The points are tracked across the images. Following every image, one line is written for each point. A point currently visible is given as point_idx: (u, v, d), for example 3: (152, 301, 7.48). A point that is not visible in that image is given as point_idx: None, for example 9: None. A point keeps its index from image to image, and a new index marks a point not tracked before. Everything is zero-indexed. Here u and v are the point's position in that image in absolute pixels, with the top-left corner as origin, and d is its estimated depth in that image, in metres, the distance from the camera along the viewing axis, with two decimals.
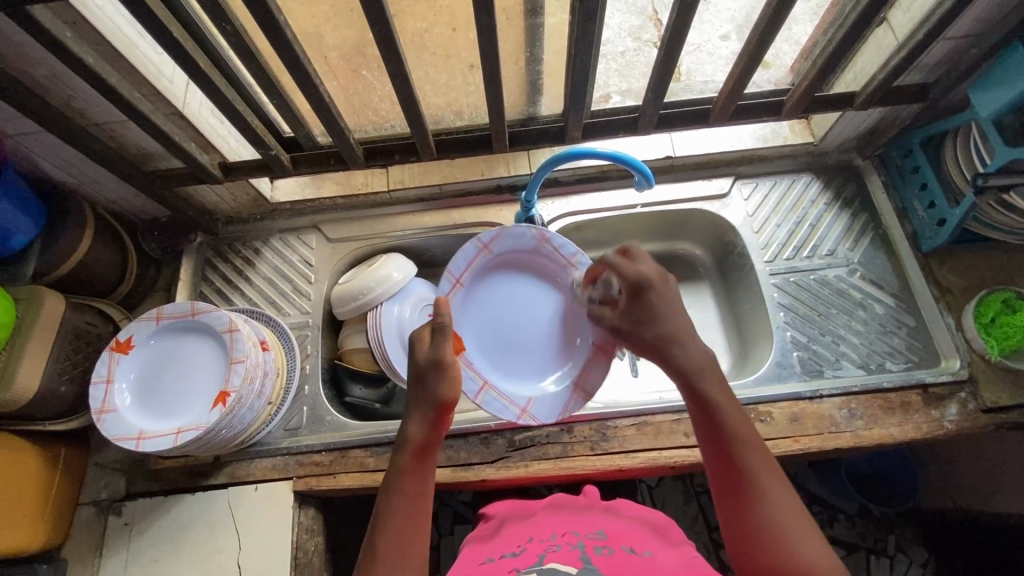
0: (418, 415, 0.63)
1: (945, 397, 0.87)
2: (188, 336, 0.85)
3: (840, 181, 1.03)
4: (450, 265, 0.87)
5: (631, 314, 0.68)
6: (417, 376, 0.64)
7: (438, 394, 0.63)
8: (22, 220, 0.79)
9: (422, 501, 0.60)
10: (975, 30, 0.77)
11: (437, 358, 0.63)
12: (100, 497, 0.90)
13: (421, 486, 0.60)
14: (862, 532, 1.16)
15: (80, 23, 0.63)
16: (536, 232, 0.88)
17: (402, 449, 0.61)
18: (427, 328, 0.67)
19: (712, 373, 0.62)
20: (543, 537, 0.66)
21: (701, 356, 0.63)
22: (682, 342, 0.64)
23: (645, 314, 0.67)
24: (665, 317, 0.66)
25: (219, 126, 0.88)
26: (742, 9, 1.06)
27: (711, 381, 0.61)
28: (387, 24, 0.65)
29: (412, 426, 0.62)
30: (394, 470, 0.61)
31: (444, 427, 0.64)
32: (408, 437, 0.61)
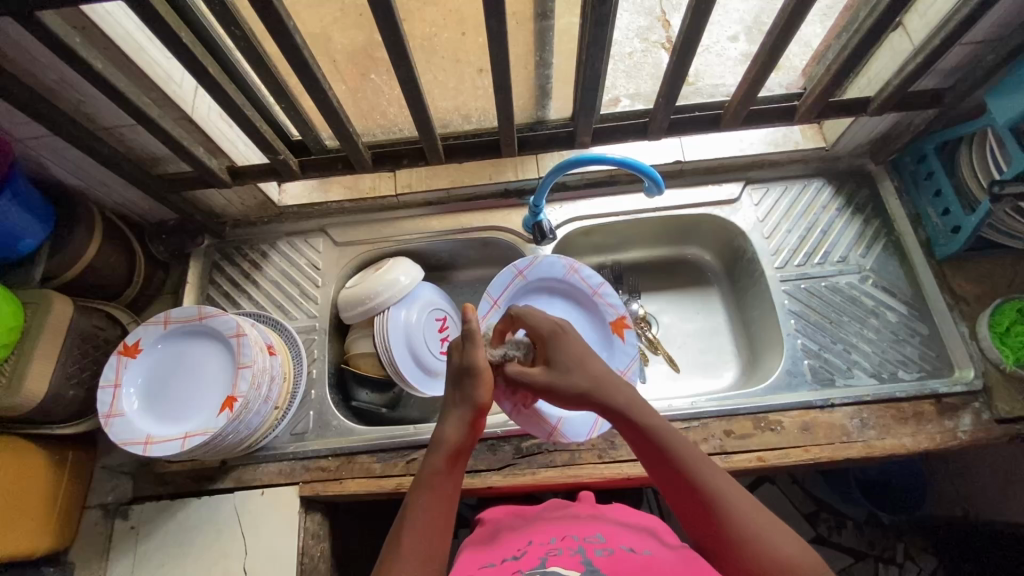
0: (455, 418, 0.63)
1: (959, 407, 0.86)
2: (195, 340, 0.85)
3: (852, 187, 1.02)
4: (489, 287, 0.93)
5: (551, 359, 0.66)
6: (455, 382, 0.65)
7: (471, 399, 0.63)
8: (31, 224, 0.79)
9: (448, 504, 0.60)
10: (993, 35, 0.76)
11: (470, 365, 0.64)
12: (107, 500, 0.90)
13: (451, 487, 0.61)
14: (870, 539, 1.15)
15: (90, 28, 0.63)
16: (566, 262, 0.95)
17: (435, 450, 0.61)
18: (458, 337, 0.67)
19: (638, 398, 0.64)
20: (543, 541, 0.66)
21: (622, 385, 0.65)
22: (599, 379, 0.65)
23: (567, 356, 0.66)
24: (582, 351, 0.67)
25: (228, 130, 0.88)
26: (751, 10, 1.04)
27: (643, 407, 0.63)
28: (396, 28, 0.65)
29: (448, 429, 0.62)
30: (425, 471, 0.61)
31: (478, 432, 0.64)
32: (444, 439, 0.62)
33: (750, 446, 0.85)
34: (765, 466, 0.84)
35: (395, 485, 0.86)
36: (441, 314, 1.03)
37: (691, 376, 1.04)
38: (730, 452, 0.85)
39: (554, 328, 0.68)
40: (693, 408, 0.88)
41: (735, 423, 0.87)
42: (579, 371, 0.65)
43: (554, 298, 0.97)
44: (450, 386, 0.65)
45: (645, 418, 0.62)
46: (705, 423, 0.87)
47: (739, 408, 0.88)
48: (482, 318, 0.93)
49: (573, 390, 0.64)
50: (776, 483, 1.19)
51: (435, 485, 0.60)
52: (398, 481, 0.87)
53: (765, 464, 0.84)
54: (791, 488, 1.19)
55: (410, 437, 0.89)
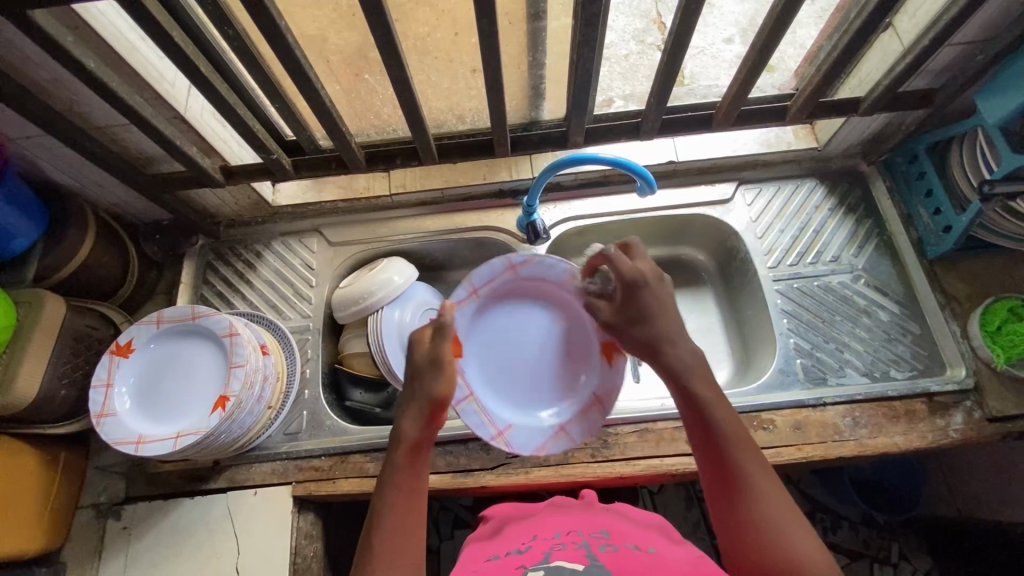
0: (412, 413, 0.63)
1: (951, 405, 0.87)
2: (188, 339, 0.85)
3: (845, 187, 1.03)
4: (473, 273, 0.83)
5: (624, 308, 0.68)
6: (419, 374, 0.65)
7: (427, 393, 0.63)
8: (23, 223, 0.79)
9: (415, 502, 0.60)
10: (981, 36, 0.77)
11: (435, 358, 0.64)
12: (99, 500, 0.90)
13: (414, 482, 0.60)
14: (865, 539, 1.15)
15: (81, 27, 0.63)
16: (569, 267, 0.83)
17: (395, 447, 0.61)
18: (428, 327, 0.67)
19: (702, 368, 0.63)
20: (547, 535, 0.66)
21: (688, 349, 0.64)
22: (671, 340, 0.64)
23: (637, 310, 0.67)
24: (660, 310, 0.66)
25: (221, 130, 0.88)
26: (746, 12, 1.05)
27: (707, 380, 0.62)
28: (388, 29, 0.65)
29: (406, 423, 0.62)
30: (388, 468, 0.61)
31: (438, 425, 0.64)
32: (404, 435, 0.62)
33: None
34: None
35: None
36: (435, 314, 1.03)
37: None
38: None
39: (640, 276, 0.67)
40: None
41: None
42: (645, 325, 0.66)
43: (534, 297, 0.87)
44: (411, 380, 0.65)
45: (702, 391, 0.61)
46: None
47: (731, 407, 0.88)
48: (456, 306, 0.82)
49: (642, 339, 0.66)
50: None
51: (400, 482, 0.60)
52: None
53: None
54: (787, 488, 1.19)
55: None
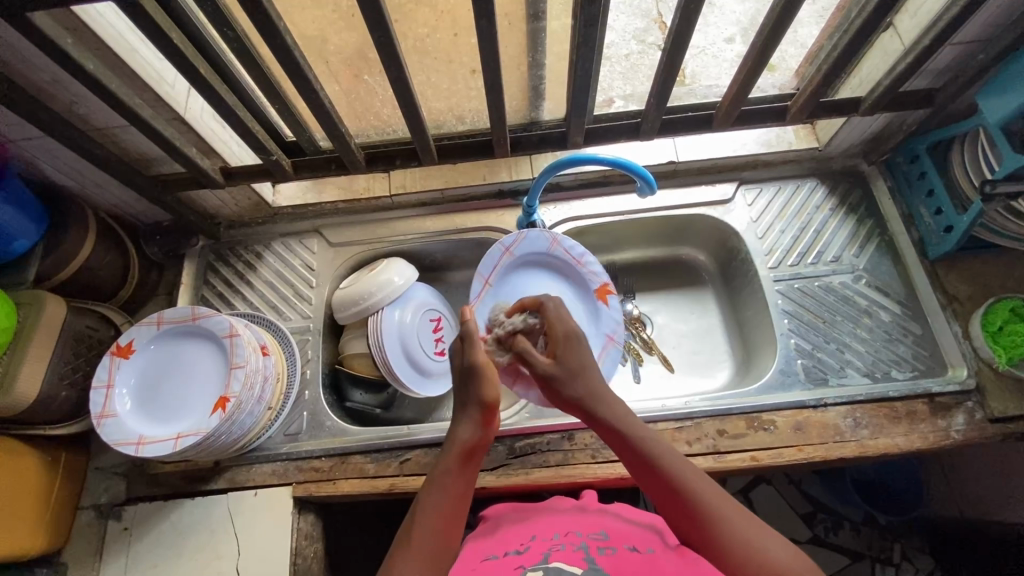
0: (467, 418, 0.67)
1: (952, 406, 0.86)
2: (188, 341, 0.85)
3: (846, 187, 1.03)
4: (478, 267, 0.93)
5: (566, 357, 0.70)
6: (463, 378, 0.70)
7: (479, 395, 0.68)
8: (23, 225, 0.79)
9: (460, 502, 0.62)
10: (982, 35, 0.76)
11: (477, 364, 0.69)
12: (100, 501, 0.90)
13: (463, 485, 0.63)
14: (868, 540, 1.14)
15: (80, 29, 0.64)
16: (549, 235, 0.94)
17: (449, 447, 0.65)
18: (460, 339, 0.72)
19: (621, 408, 0.66)
20: (545, 536, 0.66)
21: (606, 395, 0.67)
22: (597, 391, 0.67)
23: (579, 363, 0.69)
24: (585, 364, 0.70)
25: (221, 130, 0.88)
26: (748, 11, 1.05)
27: (633, 423, 0.65)
28: (386, 29, 0.65)
29: (463, 428, 0.66)
30: (439, 467, 0.64)
31: (490, 430, 0.68)
32: (458, 436, 0.65)
33: (744, 446, 0.86)
34: (758, 466, 0.84)
35: (389, 485, 0.87)
36: (435, 315, 1.03)
37: (685, 376, 1.04)
38: (723, 451, 0.85)
39: (574, 329, 0.72)
40: (687, 408, 0.88)
41: (729, 422, 0.87)
42: (579, 378, 0.68)
43: (548, 271, 0.98)
44: (460, 383, 0.70)
45: (636, 434, 0.64)
46: (698, 423, 0.87)
47: (732, 408, 0.88)
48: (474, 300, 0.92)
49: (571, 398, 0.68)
50: (773, 484, 1.18)
51: (447, 484, 0.62)
52: (391, 481, 0.87)
53: (758, 463, 0.84)
54: (788, 489, 1.19)
55: (404, 438, 0.89)
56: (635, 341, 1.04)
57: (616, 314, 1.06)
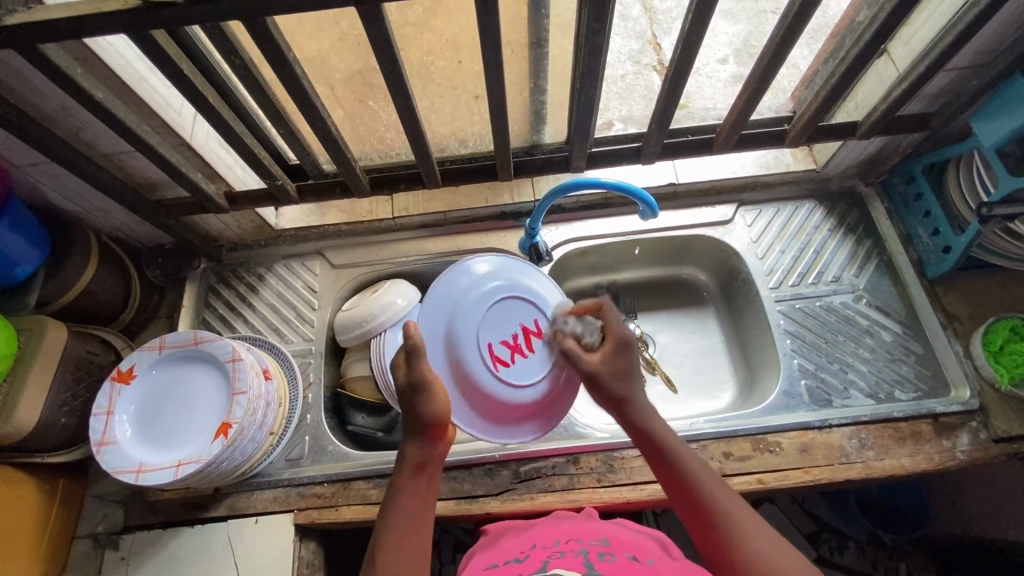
0: (413, 435, 0.67)
1: (956, 426, 0.86)
2: (188, 365, 0.84)
3: (843, 208, 1.04)
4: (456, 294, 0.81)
5: (614, 362, 0.71)
6: (407, 400, 0.67)
7: (424, 414, 0.66)
8: (26, 251, 0.79)
9: (417, 524, 0.62)
10: (975, 62, 0.78)
11: (414, 381, 0.67)
12: (97, 530, 0.88)
13: (421, 500, 0.64)
14: (873, 560, 1.13)
15: (90, 58, 0.64)
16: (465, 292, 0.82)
17: (399, 467, 0.66)
18: (402, 356, 0.69)
19: (667, 428, 0.68)
20: (546, 544, 0.66)
21: (652, 411, 0.69)
22: (637, 397, 0.69)
23: (626, 365, 0.71)
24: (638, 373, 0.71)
25: (226, 155, 0.89)
26: (739, 33, 1.12)
27: (666, 434, 0.67)
28: (394, 59, 0.66)
29: (409, 445, 0.66)
30: (393, 488, 0.65)
31: (443, 441, 0.67)
32: (407, 456, 0.66)
33: (750, 468, 0.85)
34: (765, 488, 0.84)
35: None
36: None
37: (690, 396, 1.04)
38: (730, 474, 0.85)
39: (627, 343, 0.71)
40: (692, 430, 0.88)
41: (734, 444, 0.87)
42: (628, 379, 0.70)
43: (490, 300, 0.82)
44: (403, 406, 0.68)
45: (664, 437, 0.67)
46: (704, 445, 0.87)
47: (739, 430, 0.88)
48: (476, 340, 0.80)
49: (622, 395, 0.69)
50: (776, 503, 1.18)
51: (405, 502, 0.64)
52: None
53: (765, 486, 0.84)
54: (792, 508, 1.18)
55: None
56: (638, 360, 1.04)
57: None
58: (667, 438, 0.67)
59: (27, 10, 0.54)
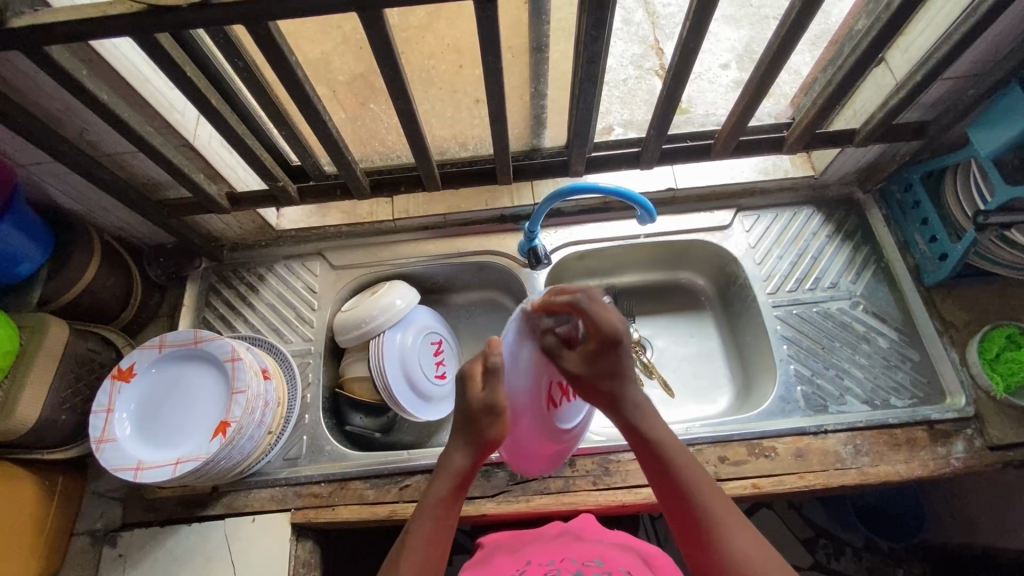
0: (464, 448, 0.64)
1: (951, 433, 0.87)
2: (188, 364, 0.85)
3: (841, 214, 1.04)
4: None
5: (596, 361, 0.63)
6: (471, 418, 0.63)
7: (485, 434, 0.63)
8: (30, 249, 0.80)
9: (447, 533, 0.63)
10: (973, 71, 0.79)
11: (492, 405, 0.61)
12: (95, 526, 0.89)
13: (451, 511, 0.64)
14: (869, 566, 1.13)
15: (95, 60, 0.65)
16: None
17: (442, 475, 0.64)
18: (479, 366, 0.64)
19: (654, 414, 0.65)
20: (542, 562, 0.69)
21: (643, 401, 0.66)
22: (629, 394, 0.64)
23: (611, 366, 0.63)
24: (627, 368, 0.64)
25: (228, 156, 0.89)
26: (741, 39, 1.13)
27: (657, 430, 0.64)
28: (394, 64, 0.67)
29: (456, 457, 0.64)
30: (430, 495, 0.64)
31: (487, 458, 0.65)
32: (451, 466, 0.64)
33: (745, 473, 0.86)
34: (760, 493, 0.84)
35: (388, 512, 0.86)
36: (437, 337, 1.03)
37: (686, 400, 1.04)
38: (725, 478, 0.85)
39: (619, 332, 0.63)
40: (688, 434, 0.88)
41: (729, 449, 0.87)
42: (616, 378, 0.64)
43: None
44: (463, 421, 0.63)
45: (656, 434, 0.64)
46: (700, 449, 0.87)
47: (734, 434, 0.88)
48: None
49: (609, 389, 0.64)
50: (773, 508, 1.18)
51: (438, 510, 0.63)
52: (391, 508, 0.86)
53: (760, 490, 0.84)
54: (789, 514, 1.18)
55: (404, 463, 0.89)
56: (634, 364, 1.04)
57: None
58: (660, 437, 0.64)
59: (34, 13, 0.55)
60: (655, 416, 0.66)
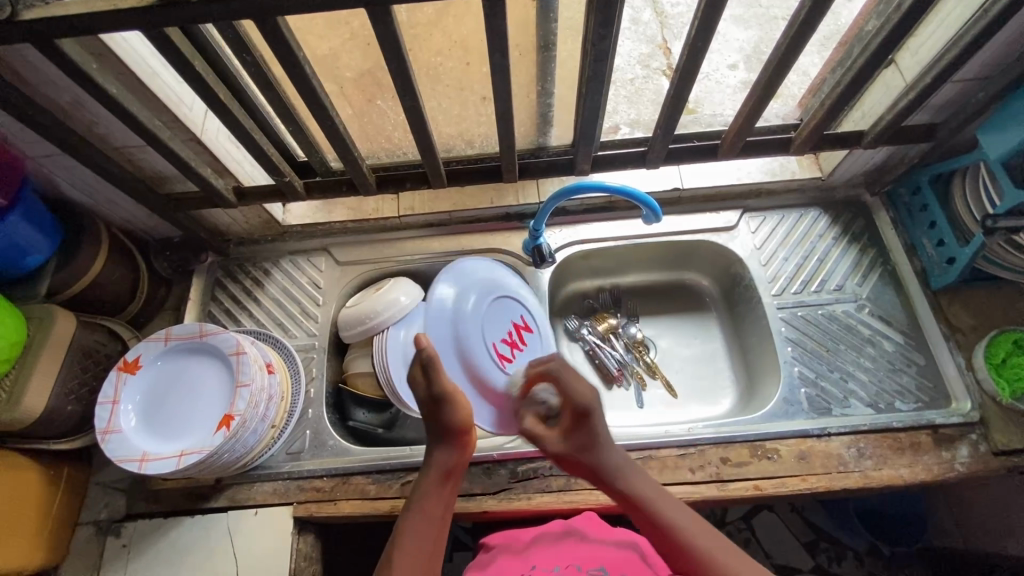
0: (442, 443, 0.70)
1: (956, 438, 0.86)
2: (194, 356, 0.85)
3: (849, 217, 1.04)
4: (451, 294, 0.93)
5: (574, 437, 0.72)
6: (431, 410, 0.71)
7: (454, 423, 0.70)
8: (39, 241, 0.80)
9: (436, 524, 0.67)
10: (983, 74, 0.78)
11: (437, 396, 0.70)
12: (99, 517, 0.89)
13: (441, 505, 0.67)
14: (870, 569, 1.12)
15: (105, 54, 0.65)
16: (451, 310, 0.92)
17: (427, 471, 0.69)
18: (418, 367, 0.71)
19: (640, 478, 0.70)
20: (546, 569, 0.71)
21: (625, 465, 0.71)
22: (611, 458, 0.71)
23: (587, 437, 0.72)
24: (602, 436, 0.72)
25: (235, 151, 0.90)
26: (750, 40, 1.12)
27: (645, 491, 0.69)
28: (402, 60, 0.67)
29: (438, 452, 0.70)
30: (419, 488, 0.68)
31: (466, 452, 0.71)
32: (433, 463, 0.69)
33: (748, 475, 0.85)
34: (762, 495, 0.84)
35: (390, 508, 0.86)
36: None
37: (689, 401, 1.04)
38: (727, 479, 0.85)
39: (591, 399, 0.72)
40: (690, 435, 0.88)
41: (732, 450, 0.87)
42: (596, 450, 0.71)
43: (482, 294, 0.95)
44: (428, 415, 0.71)
45: (645, 495, 0.68)
46: (702, 450, 0.87)
47: (737, 436, 0.88)
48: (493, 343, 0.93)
49: (592, 463, 0.71)
50: (775, 511, 1.18)
51: (427, 503, 0.67)
52: (393, 503, 0.87)
53: (762, 492, 0.84)
54: (791, 517, 1.17)
55: (407, 459, 0.89)
56: (638, 364, 1.06)
57: (619, 337, 1.09)
58: (648, 497, 0.68)
59: (45, 6, 0.55)
60: (640, 478, 0.70)
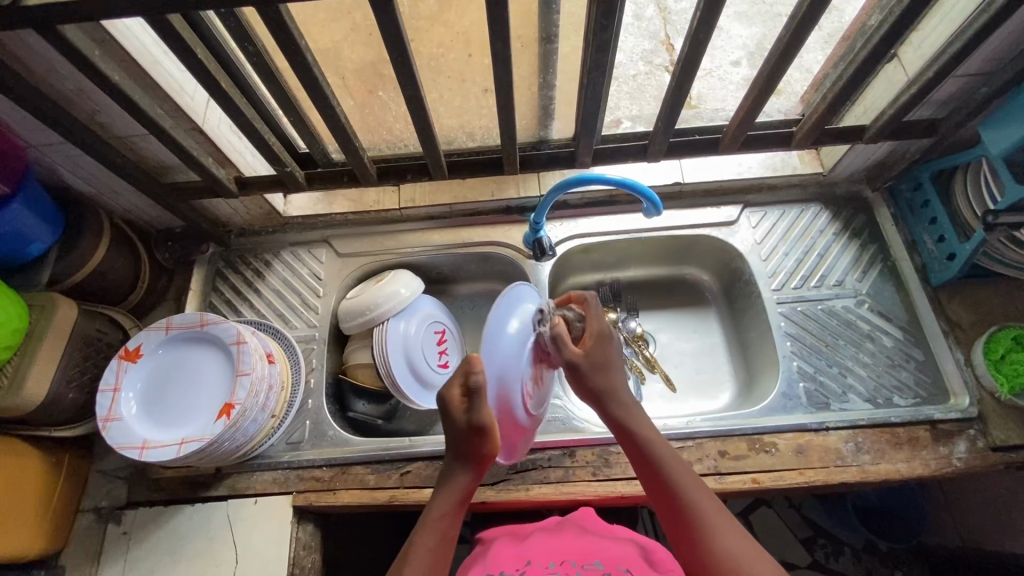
0: (462, 466, 0.66)
1: (954, 433, 0.86)
2: (195, 346, 0.86)
3: (850, 213, 1.04)
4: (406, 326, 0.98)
5: (593, 354, 0.70)
6: (462, 435, 0.64)
7: (478, 451, 0.64)
8: (41, 229, 0.81)
9: (448, 545, 0.65)
10: (985, 69, 0.78)
11: (475, 425, 0.62)
12: (100, 505, 0.90)
13: (452, 527, 0.65)
14: (868, 566, 1.13)
15: (107, 41, 0.65)
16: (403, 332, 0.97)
17: (445, 492, 0.66)
18: (459, 389, 0.64)
19: (640, 413, 0.70)
20: (541, 564, 0.69)
21: (627, 396, 0.71)
22: (617, 387, 0.71)
23: (604, 356, 0.71)
24: (615, 364, 0.72)
25: (236, 141, 0.90)
26: (753, 36, 1.12)
27: (641, 427, 0.69)
28: (404, 50, 0.67)
29: (457, 474, 0.66)
30: (434, 509, 0.66)
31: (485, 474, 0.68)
32: (454, 485, 0.66)
33: (746, 468, 0.86)
34: (759, 488, 0.84)
35: (388, 497, 0.86)
36: (438, 328, 1.04)
37: (688, 395, 1.04)
38: (724, 473, 0.85)
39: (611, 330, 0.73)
40: (688, 428, 0.89)
41: (730, 444, 0.87)
42: (608, 372, 0.70)
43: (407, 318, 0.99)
44: (452, 436, 0.65)
45: (639, 428, 0.68)
46: (701, 443, 0.88)
47: (735, 429, 0.88)
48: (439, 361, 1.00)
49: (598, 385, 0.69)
50: (772, 506, 1.18)
51: (439, 527, 0.65)
52: (392, 493, 0.87)
53: (759, 485, 0.84)
54: (788, 512, 1.18)
55: (406, 449, 0.90)
56: (637, 359, 1.04)
57: (619, 331, 1.07)
58: (645, 433, 0.68)
59: None
60: (639, 415, 0.70)
